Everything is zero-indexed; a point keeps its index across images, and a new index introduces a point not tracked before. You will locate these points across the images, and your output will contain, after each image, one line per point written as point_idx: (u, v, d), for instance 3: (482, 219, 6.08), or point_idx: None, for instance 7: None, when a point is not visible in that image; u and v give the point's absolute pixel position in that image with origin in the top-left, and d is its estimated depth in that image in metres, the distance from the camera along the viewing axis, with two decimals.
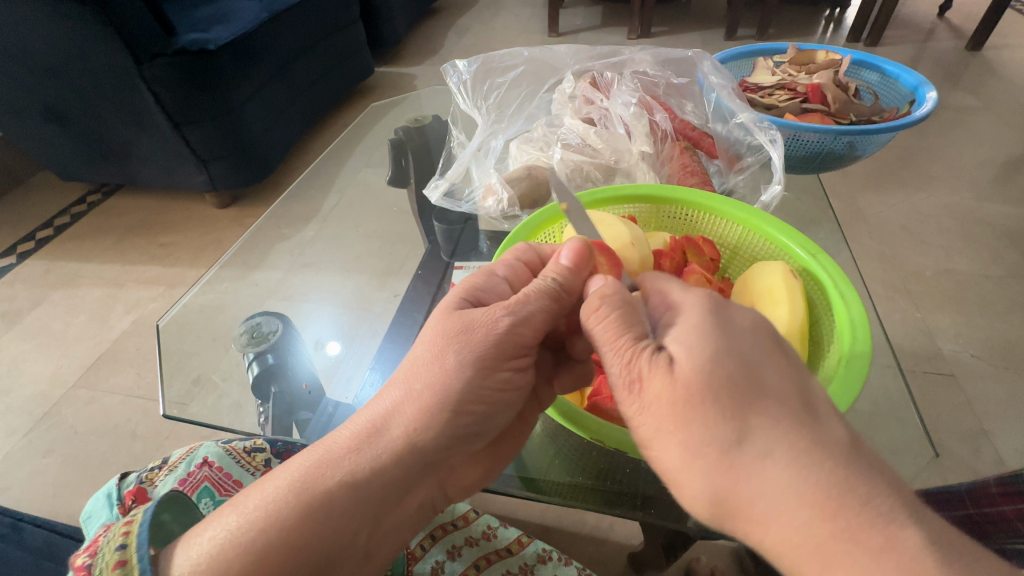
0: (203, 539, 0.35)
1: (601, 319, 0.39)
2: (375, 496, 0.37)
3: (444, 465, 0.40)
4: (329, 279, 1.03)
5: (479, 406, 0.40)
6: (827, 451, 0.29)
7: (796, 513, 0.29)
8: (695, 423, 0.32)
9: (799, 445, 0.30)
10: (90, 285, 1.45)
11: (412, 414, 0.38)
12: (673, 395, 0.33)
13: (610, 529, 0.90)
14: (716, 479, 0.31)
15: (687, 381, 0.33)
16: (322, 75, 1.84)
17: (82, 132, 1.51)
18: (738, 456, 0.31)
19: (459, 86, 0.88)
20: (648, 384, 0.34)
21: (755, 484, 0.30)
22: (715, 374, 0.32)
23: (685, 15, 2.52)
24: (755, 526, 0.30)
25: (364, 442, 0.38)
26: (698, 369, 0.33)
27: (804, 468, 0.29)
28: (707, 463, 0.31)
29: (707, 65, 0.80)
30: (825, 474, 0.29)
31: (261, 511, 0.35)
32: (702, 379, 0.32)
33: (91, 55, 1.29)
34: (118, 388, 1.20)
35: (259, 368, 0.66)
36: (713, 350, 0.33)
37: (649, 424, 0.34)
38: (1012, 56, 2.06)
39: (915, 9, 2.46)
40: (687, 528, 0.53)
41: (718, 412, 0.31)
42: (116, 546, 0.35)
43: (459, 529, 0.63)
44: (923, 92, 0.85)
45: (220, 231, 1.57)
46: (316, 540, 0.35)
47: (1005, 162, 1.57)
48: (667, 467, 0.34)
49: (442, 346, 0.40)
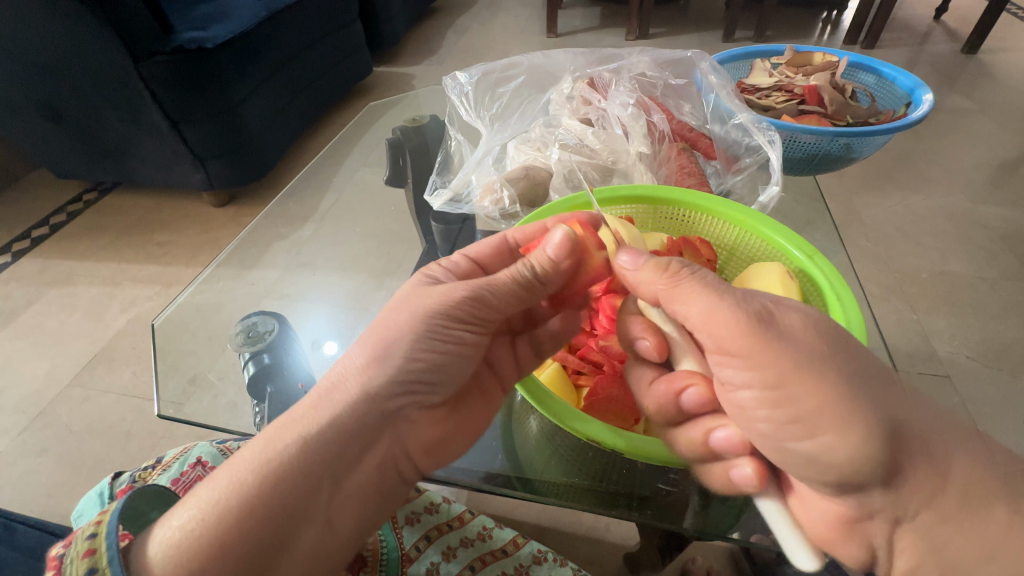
0: (170, 517, 0.35)
1: (687, 284, 0.40)
2: (330, 452, 0.37)
3: (401, 418, 0.40)
4: (327, 279, 1.02)
5: (432, 355, 0.41)
6: (894, 384, 0.36)
7: (959, 437, 0.35)
8: (829, 363, 0.35)
9: (889, 382, 0.36)
10: (86, 284, 1.44)
11: (364, 363, 0.40)
12: (812, 337, 0.36)
13: (607, 529, 0.90)
14: (862, 422, 0.33)
15: (804, 326, 0.36)
16: (321, 74, 1.83)
17: (79, 130, 1.51)
18: (874, 389, 0.34)
19: (459, 97, 0.88)
20: (782, 329, 0.36)
21: (904, 409, 0.35)
22: (815, 321, 0.37)
23: (684, 16, 2.53)
24: (924, 451, 0.34)
25: (320, 398, 0.39)
26: (800, 317, 0.37)
27: (895, 396, 0.35)
28: (856, 401, 0.34)
29: (706, 66, 0.80)
30: (911, 402, 0.36)
31: (219, 483, 0.35)
32: (812, 326, 0.36)
33: (88, 53, 1.28)
34: (113, 387, 1.19)
35: (256, 367, 0.66)
36: (793, 303, 0.38)
37: (781, 375, 0.35)
38: (1007, 60, 2.08)
39: (912, 12, 2.47)
40: (684, 529, 0.54)
41: (834, 353, 0.35)
42: (87, 534, 0.34)
43: (455, 530, 0.63)
44: (918, 94, 0.86)
45: (217, 230, 1.56)
46: (266, 502, 0.34)
47: (1000, 164, 1.58)
48: (813, 415, 0.34)
49: (399, 307, 0.43)
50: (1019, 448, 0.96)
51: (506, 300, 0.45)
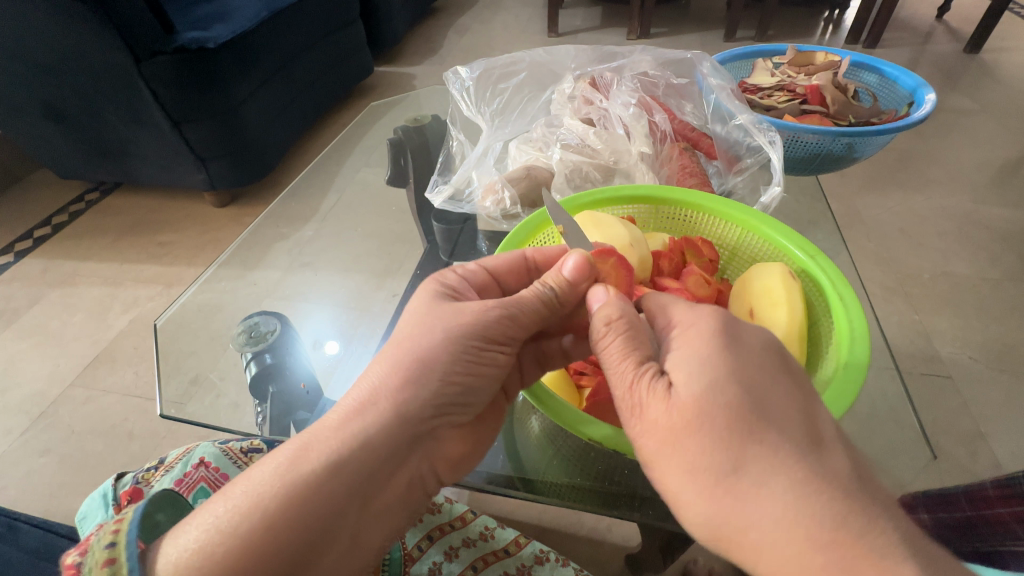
0: (195, 533, 0.34)
1: (610, 342, 0.40)
2: (361, 473, 0.37)
3: (430, 437, 0.40)
4: (329, 279, 1.03)
5: (466, 376, 0.41)
6: (827, 483, 0.29)
7: (786, 545, 0.29)
8: (692, 449, 0.33)
9: (802, 477, 0.30)
10: (88, 284, 1.44)
11: (395, 382, 0.39)
12: (674, 419, 0.34)
13: (608, 530, 0.90)
14: (713, 504, 0.32)
15: (686, 407, 0.33)
16: (322, 74, 1.83)
17: (81, 130, 1.51)
18: (731, 480, 0.31)
19: (462, 93, 0.88)
20: (649, 409, 0.35)
21: (749, 509, 0.30)
22: (709, 401, 0.33)
23: (685, 16, 2.52)
24: (750, 552, 0.31)
25: (349, 416, 0.38)
26: (694, 399, 0.33)
27: (796, 498, 0.29)
28: (710, 489, 0.32)
29: (707, 66, 0.80)
30: (822, 505, 0.29)
31: (246, 498, 0.35)
32: (700, 407, 0.33)
33: (90, 52, 1.28)
34: (115, 387, 1.19)
35: (257, 367, 0.66)
36: (713, 379, 0.34)
37: (650, 449, 0.35)
38: (1009, 59, 2.07)
39: (913, 11, 2.47)
40: (685, 529, 0.54)
41: (714, 440, 0.32)
42: (105, 543, 0.34)
43: (457, 530, 0.63)
44: (921, 94, 0.85)
45: (218, 230, 1.57)
46: (295, 523, 0.34)
47: (1002, 164, 1.57)
48: (668, 489, 0.34)
49: (430, 325, 0.42)
50: (1021, 449, 0.95)
51: (534, 322, 0.45)
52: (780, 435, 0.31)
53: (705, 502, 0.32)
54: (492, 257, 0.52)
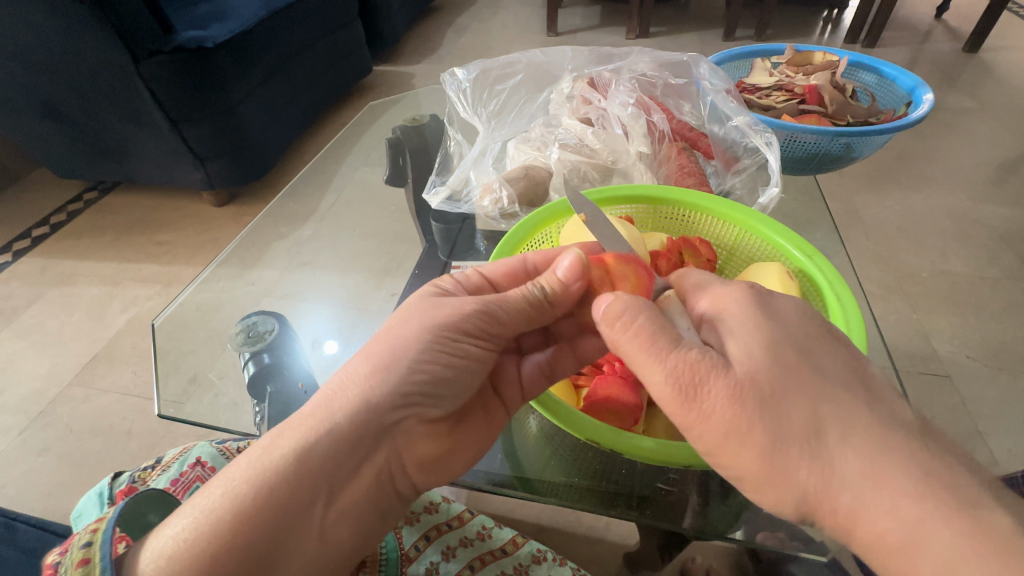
0: (172, 522, 0.36)
1: (630, 338, 0.37)
2: (325, 465, 0.37)
3: (399, 431, 0.40)
4: (327, 278, 1.03)
5: (438, 368, 0.41)
6: (891, 430, 0.32)
7: (889, 502, 0.30)
8: (761, 416, 0.33)
9: (880, 427, 0.32)
10: (87, 283, 1.44)
11: (367, 374, 0.40)
12: (741, 391, 0.34)
13: (607, 528, 0.90)
14: (799, 475, 0.32)
15: (755, 374, 0.34)
16: (320, 73, 1.83)
17: (79, 129, 1.51)
18: (818, 447, 0.32)
19: (458, 95, 0.87)
20: (711, 390, 0.34)
21: (834, 472, 0.31)
22: (770, 366, 0.34)
23: (684, 15, 2.52)
24: (846, 519, 0.31)
25: (324, 406, 0.39)
26: (754, 364, 0.34)
27: (878, 452, 0.31)
28: (789, 456, 0.32)
29: (705, 68, 0.81)
30: (911, 460, 0.30)
31: (225, 482, 0.36)
32: (766, 373, 0.34)
33: (87, 51, 1.28)
34: (114, 386, 1.19)
35: (256, 367, 0.66)
36: (766, 344, 0.35)
37: (715, 432, 0.34)
38: (1008, 59, 2.07)
39: (913, 11, 2.47)
40: (684, 528, 0.54)
41: (783, 403, 0.33)
42: (83, 543, 0.36)
43: (455, 529, 0.63)
44: (920, 94, 0.85)
45: (217, 229, 1.56)
46: (256, 505, 0.35)
47: (1001, 163, 1.58)
48: (743, 468, 0.34)
49: (410, 317, 0.43)
50: (1019, 448, 0.96)
51: (515, 317, 0.45)
52: (828, 389, 0.33)
53: (777, 470, 0.33)
54: (495, 262, 0.52)
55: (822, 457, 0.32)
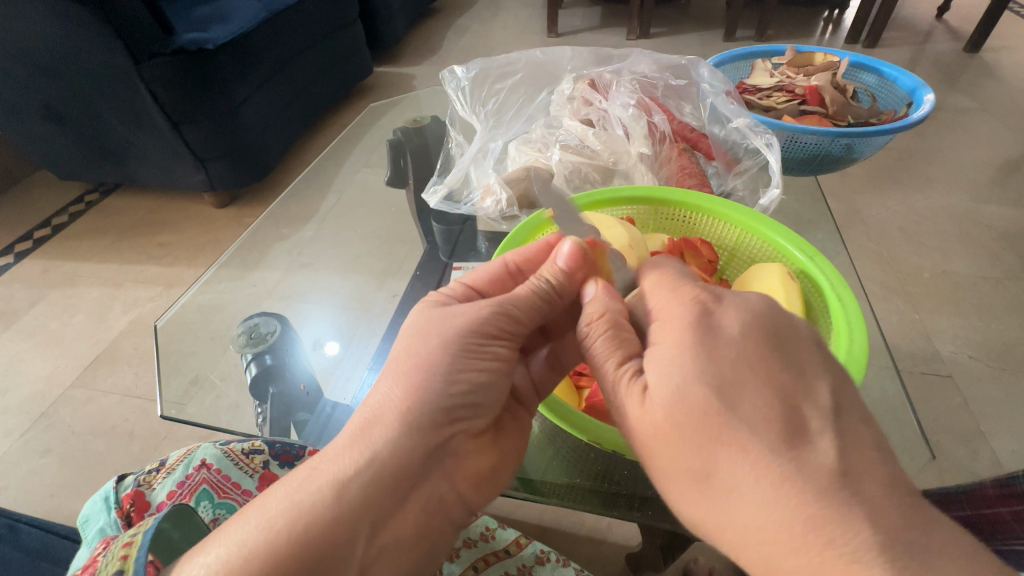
0: (200, 567, 0.33)
1: (595, 341, 0.41)
2: (372, 489, 0.36)
3: (446, 446, 0.40)
4: (328, 279, 1.03)
5: (470, 377, 0.42)
6: (799, 482, 0.29)
7: (764, 544, 0.29)
8: (673, 448, 0.33)
9: (772, 479, 0.29)
10: (89, 285, 1.44)
11: (401, 392, 0.40)
12: (650, 423, 0.34)
13: (608, 529, 0.90)
14: (700, 506, 0.32)
15: (658, 411, 0.34)
16: (322, 75, 1.84)
17: (81, 131, 1.51)
18: (712, 484, 0.31)
19: (457, 91, 0.88)
20: (628, 408, 0.36)
21: (728, 510, 0.31)
22: (684, 404, 0.33)
23: (685, 16, 2.52)
24: (732, 546, 0.31)
25: (356, 431, 0.38)
26: (671, 399, 0.33)
27: (765, 501, 0.29)
28: (693, 490, 0.32)
29: (705, 70, 0.80)
30: (791, 505, 0.28)
31: (258, 530, 0.34)
32: (674, 410, 0.33)
33: (89, 53, 1.29)
34: (116, 388, 1.19)
35: (257, 368, 0.66)
36: (686, 379, 0.33)
37: (640, 447, 0.36)
38: (1009, 59, 2.07)
39: (913, 11, 2.47)
40: (685, 529, 0.55)
41: (691, 442, 0.32)
42: (115, 569, 0.34)
43: (458, 531, 0.63)
44: (920, 94, 0.85)
45: (218, 231, 1.57)
46: (308, 547, 0.34)
47: (1003, 164, 1.57)
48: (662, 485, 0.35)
49: (431, 332, 0.43)
50: (1021, 448, 0.96)
51: (532, 321, 0.46)
52: (750, 435, 0.30)
53: (687, 494, 0.33)
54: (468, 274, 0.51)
55: (716, 495, 0.31)
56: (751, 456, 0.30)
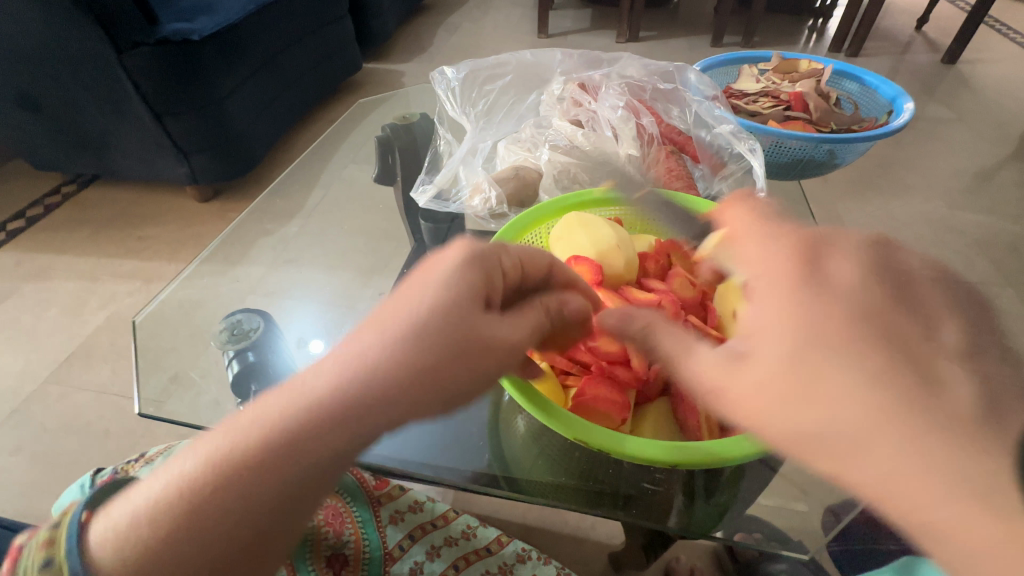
0: (133, 496, 0.33)
1: (664, 336, 0.41)
2: (306, 470, 0.32)
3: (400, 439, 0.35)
4: (313, 275, 1.00)
5: (456, 374, 0.36)
6: (947, 421, 0.29)
7: (946, 495, 0.28)
8: (794, 402, 0.32)
9: (922, 421, 0.29)
10: (64, 278, 1.41)
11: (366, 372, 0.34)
12: (768, 383, 0.33)
13: (591, 528, 0.90)
14: (842, 466, 0.31)
15: (773, 369, 0.33)
16: (310, 69, 1.81)
17: (59, 120, 1.47)
18: (846, 436, 0.30)
19: (447, 93, 0.87)
20: (734, 380, 0.35)
21: (867, 460, 0.30)
22: (800, 361, 0.32)
23: (674, 20, 2.55)
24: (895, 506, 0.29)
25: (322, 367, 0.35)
26: (785, 358, 0.33)
27: (918, 444, 0.28)
28: (820, 447, 0.31)
29: (693, 75, 0.83)
30: (947, 441, 0.28)
31: (185, 470, 0.32)
32: (793, 363, 0.32)
33: (70, 42, 1.26)
34: (91, 384, 1.16)
35: (240, 365, 0.65)
36: (801, 333, 0.33)
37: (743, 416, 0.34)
38: (984, 71, 2.13)
39: (894, 22, 2.52)
40: (668, 527, 0.57)
41: (816, 393, 0.31)
42: (39, 561, 0.32)
43: (439, 529, 0.63)
44: (900, 103, 0.88)
45: (201, 225, 1.54)
46: (210, 514, 0.31)
47: (977, 173, 1.62)
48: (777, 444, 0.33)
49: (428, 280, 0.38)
50: None
51: (535, 317, 0.43)
52: (885, 373, 0.31)
53: (819, 454, 0.31)
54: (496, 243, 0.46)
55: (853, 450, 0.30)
56: (898, 391, 0.30)
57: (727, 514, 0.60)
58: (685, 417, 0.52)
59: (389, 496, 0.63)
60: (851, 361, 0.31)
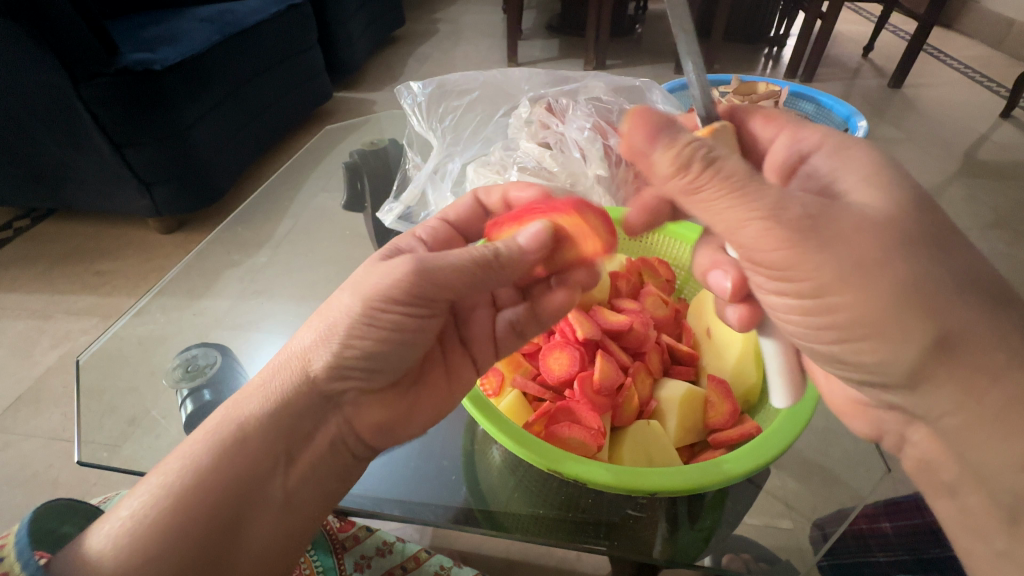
0: (108, 525, 0.39)
1: (708, 194, 0.37)
2: (277, 433, 0.43)
3: (346, 401, 0.46)
4: (281, 307, 0.93)
5: (369, 342, 0.44)
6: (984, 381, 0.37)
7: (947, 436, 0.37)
8: (878, 274, 0.36)
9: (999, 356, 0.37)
10: (13, 318, 1.33)
11: (302, 372, 0.44)
12: (872, 244, 0.36)
13: (577, 559, 0.86)
14: (944, 328, 0.36)
15: (875, 233, 0.36)
16: (281, 98, 1.80)
17: (12, 154, 1.41)
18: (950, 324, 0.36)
19: (413, 107, 0.87)
20: (843, 241, 0.36)
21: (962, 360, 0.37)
22: (899, 233, 0.36)
23: (638, 49, 2.64)
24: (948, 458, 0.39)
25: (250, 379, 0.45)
26: (885, 221, 0.36)
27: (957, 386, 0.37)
28: (929, 327, 0.36)
29: (657, 94, 0.87)
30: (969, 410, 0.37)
31: (149, 512, 0.39)
32: (899, 225, 0.36)
33: (24, 71, 1.24)
34: (39, 431, 1.08)
35: (195, 404, 0.67)
36: (895, 206, 0.37)
37: (837, 286, 0.36)
38: (928, 94, 2.26)
39: (842, 50, 2.68)
40: (653, 559, 0.54)
41: (906, 265, 0.36)
42: None
43: (410, 571, 0.60)
44: (854, 121, 0.92)
45: (162, 258, 1.47)
46: (200, 517, 0.40)
47: (928, 188, 1.70)
48: (858, 323, 0.37)
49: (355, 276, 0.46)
50: None
51: (460, 280, 0.44)
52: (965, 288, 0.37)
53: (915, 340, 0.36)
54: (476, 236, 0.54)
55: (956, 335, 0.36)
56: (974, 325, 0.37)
57: (711, 538, 0.58)
58: (661, 441, 0.52)
59: (355, 539, 0.61)
60: (899, 211, 0.37)
